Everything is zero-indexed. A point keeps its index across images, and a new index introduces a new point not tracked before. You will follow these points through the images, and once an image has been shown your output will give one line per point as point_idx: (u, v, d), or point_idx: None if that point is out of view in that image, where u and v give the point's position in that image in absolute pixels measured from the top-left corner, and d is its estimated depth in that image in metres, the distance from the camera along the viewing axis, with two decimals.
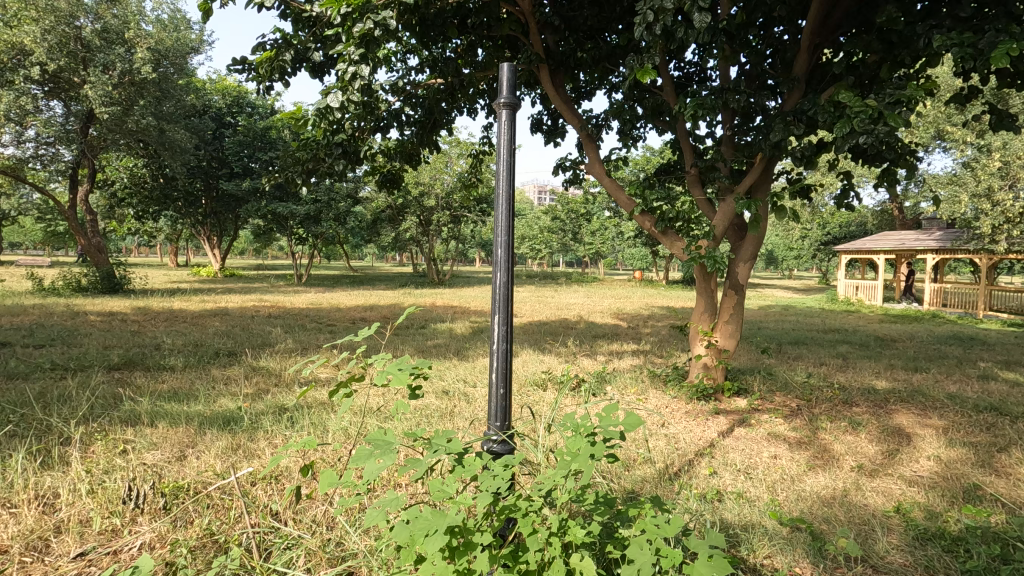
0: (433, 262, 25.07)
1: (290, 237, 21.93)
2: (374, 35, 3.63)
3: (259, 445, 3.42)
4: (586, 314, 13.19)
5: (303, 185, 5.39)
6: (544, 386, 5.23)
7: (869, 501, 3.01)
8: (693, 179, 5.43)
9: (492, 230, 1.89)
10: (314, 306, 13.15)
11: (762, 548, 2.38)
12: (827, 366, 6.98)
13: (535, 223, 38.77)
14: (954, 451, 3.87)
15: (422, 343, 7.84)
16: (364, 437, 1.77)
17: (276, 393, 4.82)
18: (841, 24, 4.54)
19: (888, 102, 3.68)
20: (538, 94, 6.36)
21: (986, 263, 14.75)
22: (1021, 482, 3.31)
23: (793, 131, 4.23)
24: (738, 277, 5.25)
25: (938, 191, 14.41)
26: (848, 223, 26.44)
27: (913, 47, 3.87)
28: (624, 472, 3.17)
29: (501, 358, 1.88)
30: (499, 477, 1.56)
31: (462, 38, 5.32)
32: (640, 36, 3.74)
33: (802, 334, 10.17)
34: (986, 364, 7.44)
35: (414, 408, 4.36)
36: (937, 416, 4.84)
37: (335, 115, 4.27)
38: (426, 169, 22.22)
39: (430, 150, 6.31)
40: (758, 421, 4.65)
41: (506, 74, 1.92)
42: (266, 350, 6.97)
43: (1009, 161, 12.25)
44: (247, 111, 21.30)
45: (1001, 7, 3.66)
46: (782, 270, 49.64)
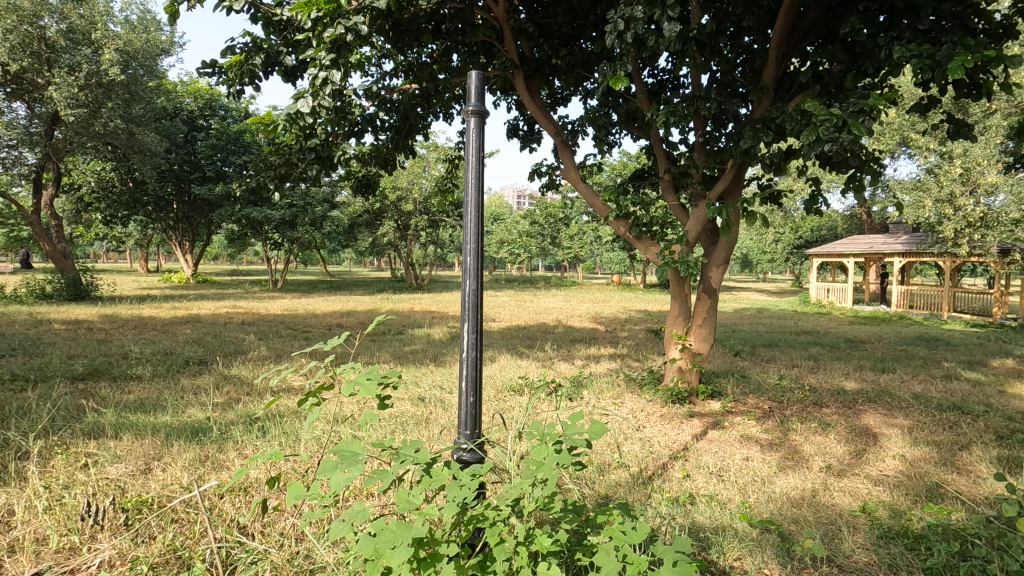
0: (411, 267, 24.96)
1: (265, 242, 21.59)
2: (345, 39, 3.59)
3: (229, 456, 3.36)
4: (564, 318, 13.31)
5: (275, 190, 5.29)
6: (520, 392, 5.23)
7: (837, 501, 3.07)
8: (667, 185, 5.48)
9: (462, 235, 1.88)
10: (290, 312, 12.97)
11: (732, 550, 2.42)
12: (799, 367, 7.12)
13: (513, 228, 38.83)
14: (918, 450, 3.97)
15: (399, 349, 7.78)
16: (331, 448, 1.74)
17: (247, 401, 4.73)
18: (808, 34, 4.66)
19: (852, 111, 3.78)
20: (514, 100, 6.40)
21: (949, 266, 15.22)
22: (980, 479, 3.42)
23: (762, 138, 4.30)
24: (711, 281, 5.31)
25: (904, 196, 14.85)
26: (819, 228, 27.10)
27: (876, 58, 3.98)
28: (598, 477, 3.21)
29: (471, 366, 1.87)
30: (466, 487, 1.55)
31: (437, 44, 5.31)
32: (611, 44, 3.78)
33: (775, 336, 10.36)
34: (950, 365, 7.67)
35: (389, 416, 4.33)
36: (902, 416, 4.97)
37: (306, 120, 4.22)
38: (403, 174, 22.03)
39: (405, 154, 6.27)
40: (731, 423, 4.72)
41: (474, 81, 1.91)
42: (238, 357, 6.84)
43: (970, 168, 12.79)
44: (220, 113, 20.97)
45: (957, 20, 3.80)
46: (757, 274, 50.73)
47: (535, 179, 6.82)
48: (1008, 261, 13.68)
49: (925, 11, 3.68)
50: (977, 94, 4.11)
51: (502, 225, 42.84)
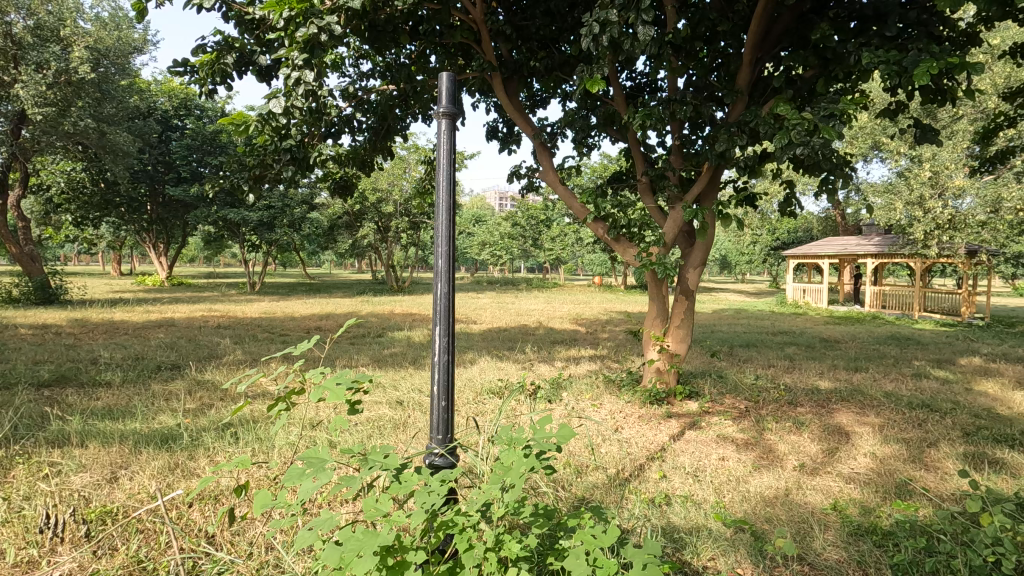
0: (392, 269, 24.80)
1: (242, 244, 21.24)
2: (319, 39, 3.54)
3: (199, 463, 3.28)
4: (545, 320, 13.27)
5: (250, 191, 5.20)
6: (499, 394, 5.23)
7: (809, 500, 3.11)
8: (645, 187, 5.51)
9: (435, 236, 1.87)
10: (267, 315, 12.77)
11: (706, 550, 2.44)
12: (775, 367, 7.21)
13: (495, 230, 38.71)
14: (888, 448, 4.06)
15: (378, 352, 7.71)
16: (298, 455, 1.70)
17: (219, 407, 4.64)
18: (780, 40, 4.73)
19: (823, 115, 3.85)
20: (492, 102, 6.40)
21: (920, 266, 15.59)
22: (947, 476, 3.50)
23: (737, 142, 4.36)
24: (688, 282, 5.36)
25: (875, 198, 15.17)
26: (794, 230, 27.56)
27: (846, 63, 4.06)
28: (575, 480, 3.22)
29: (443, 370, 1.85)
30: (435, 493, 1.53)
31: (415, 45, 5.28)
32: (587, 47, 3.79)
33: (753, 337, 10.50)
34: (920, 363, 7.84)
35: (366, 420, 4.27)
36: (874, 414, 5.06)
37: (280, 120, 4.15)
38: (383, 175, 21.81)
39: (383, 156, 6.21)
40: (708, 423, 4.77)
41: (445, 83, 1.90)
42: (212, 362, 6.71)
43: (938, 171, 13.11)
44: (195, 113, 20.59)
45: (922, 27, 3.90)
46: (735, 275, 51.42)
47: (514, 181, 6.80)
48: (975, 262, 14.08)
49: (891, 19, 3.76)
50: (942, 100, 4.22)
51: (483, 227, 42.79)
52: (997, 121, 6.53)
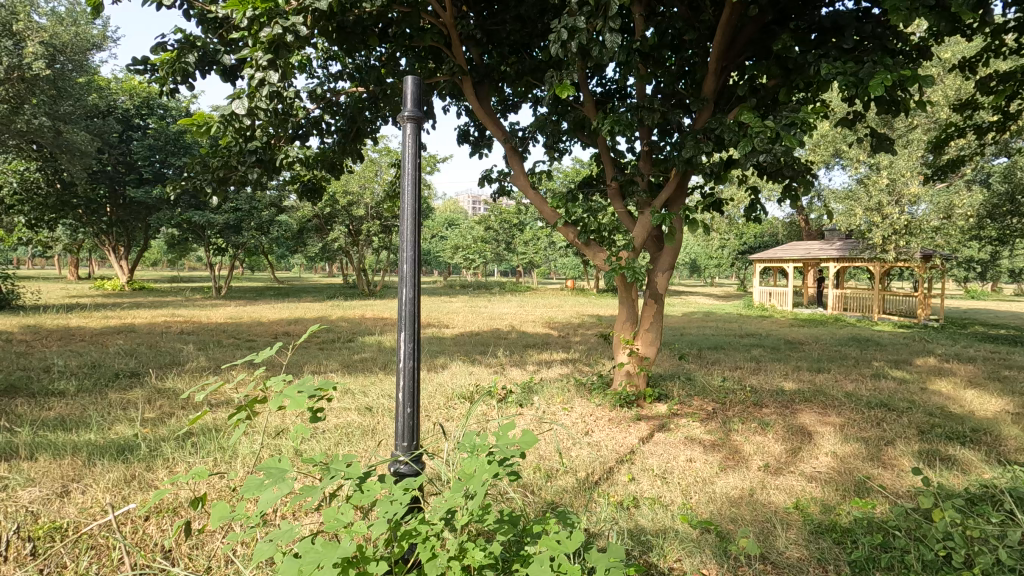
0: (363, 273, 24.48)
1: (208, 247, 20.69)
2: (285, 40, 3.48)
3: (157, 474, 3.17)
4: (518, 323, 13.30)
5: (213, 194, 5.07)
6: (470, 399, 5.20)
7: (773, 500, 3.17)
8: (614, 192, 5.58)
9: (399, 240, 1.84)
10: (234, 321, 12.45)
11: (672, 552, 2.47)
12: (742, 369, 7.37)
13: (467, 234, 38.63)
14: (848, 446, 4.19)
15: (348, 357, 7.60)
16: (258, 465, 1.64)
17: (179, 416, 4.49)
18: (744, 50, 4.85)
19: (784, 124, 3.96)
20: (463, 106, 6.39)
21: (879, 270, 16.16)
22: (903, 473, 3.63)
23: (702, 149, 4.45)
24: (656, 286, 5.43)
25: (837, 204, 15.66)
26: (761, 235, 28.28)
27: (806, 73, 4.18)
28: (545, 484, 3.23)
29: (408, 377, 1.83)
30: (397, 502, 1.51)
31: (385, 48, 5.23)
32: (556, 53, 3.81)
33: (721, 339, 10.71)
34: (879, 364, 8.14)
35: (334, 427, 4.21)
36: (835, 414, 5.21)
37: (243, 121, 4.06)
38: (354, 178, 21.54)
39: (352, 159, 6.14)
40: (677, 425, 4.83)
41: (411, 87, 1.89)
42: (174, 369, 6.50)
43: (895, 178, 13.65)
44: (159, 112, 19.94)
45: (877, 40, 4.05)
46: (704, 279, 52.46)
47: (485, 185, 6.79)
48: (929, 266, 14.65)
49: (848, 32, 3.90)
50: (896, 110, 4.39)
51: (456, 230, 42.62)
52: (949, 131, 6.81)
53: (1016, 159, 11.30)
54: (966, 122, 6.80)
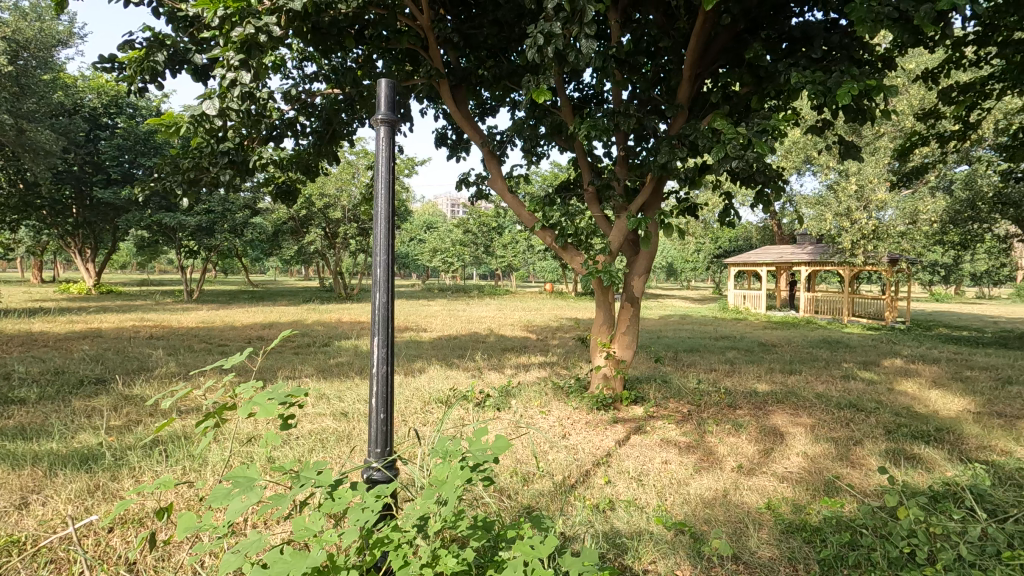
0: (340, 276, 24.20)
1: (179, 249, 20.22)
2: (257, 40, 3.42)
3: (123, 484, 3.08)
4: (496, 327, 13.28)
5: (184, 196, 4.96)
6: (447, 403, 5.17)
7: (746, 500, 3.22)
8: (591, 197, 5.62)
9: (372, 244, 1.82)
10: (207, 325, 12.17)
11: (647, 554, 2.49)
12: (716, 371, 7.48)
13: (446, 237, 38.47)
14: (818, 446, 4.28)
15: (323, 362, 7.49)
16: (226, 474, 1.60)
17: (147, 424, 4.37)
18: (718, 58, 4.93)
19: (756, 131, 4.04)
20: (441, 109, 6.38)
21: (849, 274, 16.57)
22: (870, 472, 3.72)
23: (677, 154, 4.51)
24: (633, 289, 5.48)
25: (807, 209, 16.03)
26: (735, 239, 28.76)
27: (776, 82, 4.28)
28: (522, 488, 3.23)
29: (382, 382, 1.81)
30: (369, 510, 1.49)
31: (361, 50, 5.19)
32: (533, 58, 3.83)
33: (696, 342, 10.86)
34: (848, 365, 8.34)
35: (308, 433, 4.15)
36: (807, 415, 5.32)
37: (214, 122, 3.98)
38: (331, 180, 21.30)
39: (328, 161, 6.07)
40: (653, 427, 4.88)
41: (384, 90, 1.87)
42: (142, 375, 6.33)
43: (863, 185, 14.04)
44: (128, 112, 19.42)
45: (844, 51, 4.16)
46: (681, 282, 53.13)
47: (463, 189, 6.78)
48: (896, 270, 15.09)
49: (817, 42, 4.00)
50: (863, 119, 4.51)
51: (435, 233, 42.44)
52: (913, 139, 7.02)
53: (977, 166, 11.74)
54: (928, 131, 7.03)
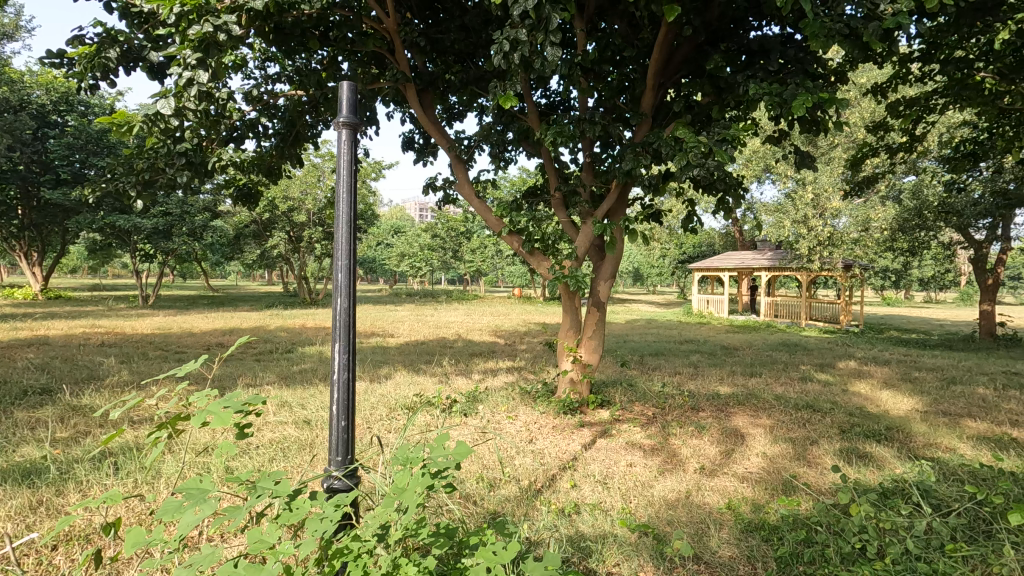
0: (304, 280, 23.72)
1: (134, 253, 19.44)
2: (216, 39, 3.34)
3: (68, 499, 2.93)
4: (464, 332, 13.23)
5: (138, 197, 4.79)
6: (413, 409, 5.11)
7: (707, 501, 3.29)
8: (558, 202, 5.66)
9: (333, 247, 1.79)
10: (162, 331, 11.72)
11: (610, 557, 2.52)
12: (680, 374, 7.63)
13: (413, 242, 38.13)
14: (777, 447, 4.40)
15: (286, 369, 7.31)
16: (177, 487, 1.54)
17: (95, 435, 4.17)
18: (680, 68, 5.05)
19: (716, 140, 4.15)
20: (407, 113, 6.34)
21: (806, 279, 17.15)
22: (825, 471, 3.84)
23: (641, 161, 4.59)
24: (599, 294, 5.54)
25: (767, 217, 16.52)
26: (699, 245, 29.45)
27: (735, 92, 4.41)
28: (488, 494, 3.22)
29: (343, 388, 1.77)
30: (328, 519, 1.46)
31: (325, 51, 5.11)
32: (499, 63, 3.84)
33: (661, 346, 11.04)
34: (805, 367, 8.62)
35: (268, 442, 4.03)
36: (766, 415, 5.47)
37: (170, 122, 3.85)
38: (295, 183, 20.87)
39: (292, 164, 5.94)
40: (618, 431, 4.94)
41: (346, 93, 1.84)
42: (91, 384, 6.05)
43: (819, 193, 14.56)
44: (79, 109, 18.60)
45: (799, 64, 4.32)
46: (647, 287, 53.97)
47: (430, 193, 6.74)
48: (850, 275, 15.70)
49: (773, 54, 4.14)
50: (817, 129, 4.68)
51: (402, 238, 42.07)
52: (864, 149, 7.32)
53: (922, 177, 12.36)
54: (877, 143, 7.36)
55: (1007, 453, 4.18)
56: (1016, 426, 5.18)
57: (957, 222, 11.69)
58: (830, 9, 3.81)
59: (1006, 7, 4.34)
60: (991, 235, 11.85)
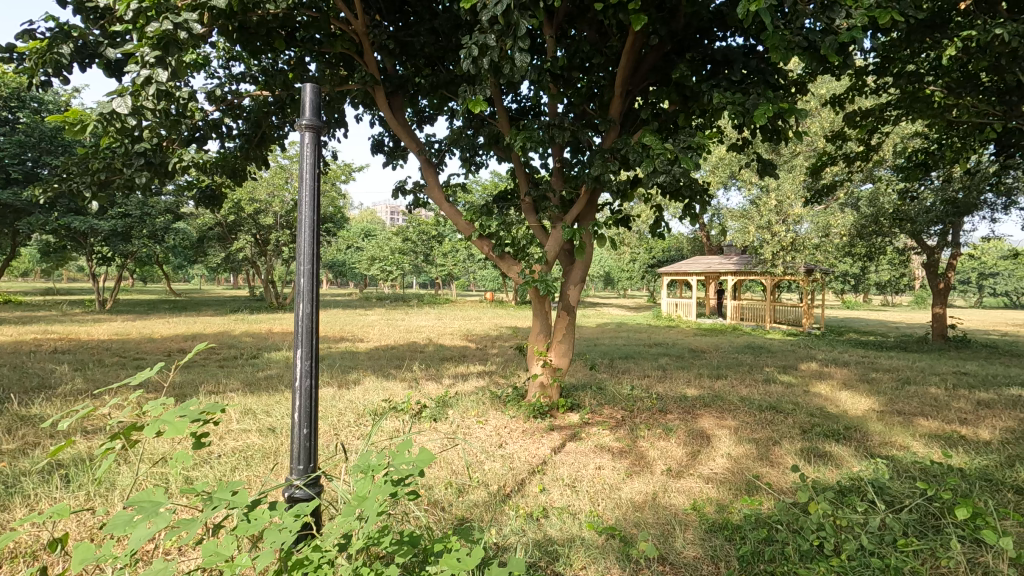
0: (271, 284, 23.19)
1: (90, 256, 18.68)
2: (176, 37, 3.26)
3: (13, 515, 2.80)
4: (435, 336, 13.13)
5: (93, 199, 4.62)
6: (382, 415, 5.05)
7: (674, 502, 3.34)
8: (528, 207, 5.68)
9: (296, 250, 1.75)
10: (120, 337, 11.28)
11: (578, 561, 2.53)
12: (649, 377, 7.73)
13: (383, 245, 37.75)
14: (741, 448, 4.50)
15: (250, 375, 7.14)
16: (129, 500, 1.48)
17: (44, 447, 3.99)
18: (647, 76, 5.14)
19: (682, 147, 4.23)
20: (376, 115, 6.29)
21: (770, 283, 17.61)
22: (786, 470, 3.95)
23: (610, 167, 4.65)
24: (569, 298, 5.57)
25: (733, 222, 16.91)
26: (668, 249, 30.01)
27: (700, 101, 4.51)
28: (456, 500, 3.20)
29: (305, 396, 1.74)
30: (287, 530, 1.44)
31: (292, 51, 5.02)
32: (468, 68, 3.84)
33: (631, 349, 11.18)
34: (769, 369, 8.85)
35: (230, 451, 3.93)
36: (731, 417, 5.59)
37: (127, 121, 3.73)
38: (262, 185, 20.42)
39: (257, 165, 5.82)
40: (588, 434, 4.97)
41: (308, 95, 1.82)
42: (43, 393, 5.79)
43: (782, 200, 14.99)
44: (31, 106, 17.79)
45: (761, 75, 4.45)
46: (618, 290, 54.62)
47: (400, 196, 6.69)
48: (811, 279, 16.19)
49: (736, 65, 4.26)
50: (777, 138, 4.83)
51: (373, 241, 41.60)
52: (824, 158, 7.57)
53: (878, 185, 12.84)
54: (836, 152, 7.60)
55: (956, 450, 4.38)
56: (964, 424, 5.43)
57: (910, 228, 12.19)
58: (789, 23, 3.94)
59: (953, 25, 4.57)
60: (942, 241, 12.39)
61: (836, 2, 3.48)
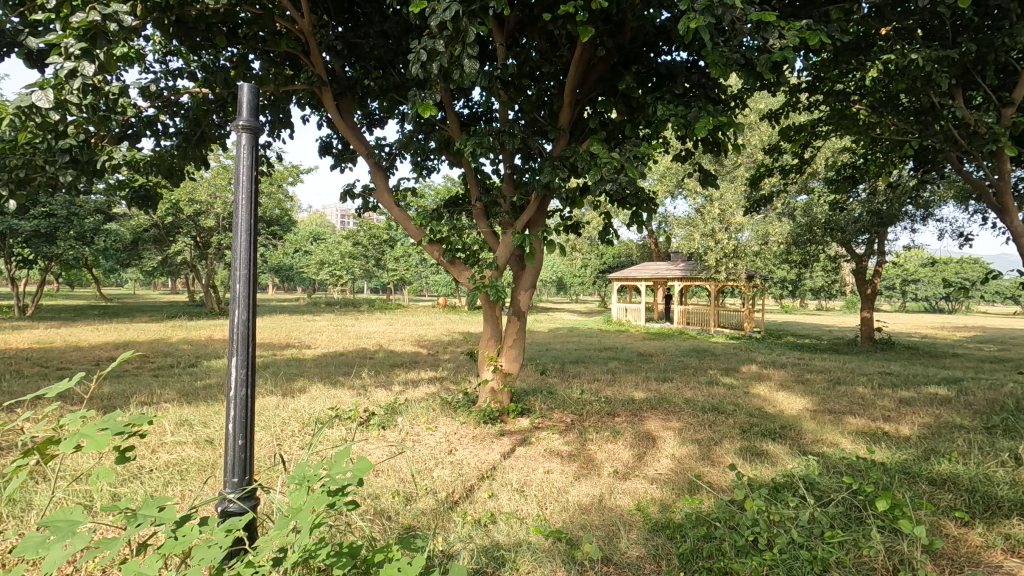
0: (212, 288, 22.16)
1: (9, 258, 17.33)
2: (104, 28, 3.10)
3: None
4: (386, 342, 12.92)
5: (10, 197, 4.30)
6: (328, 424, 4.93)
7: (619, 503, 3.42)
8: (479, 212, 5.67)
9: (231, 256, 1.69)
10: (41, 345, 10.50)
11: (524, 564, 2.55)
12: (598, 381, 7.87)
13: (333, 249, 36.84)
14: (684, 448, 4.64)
15: (187, 384, 6.80)
16: (43, 519, 1.38)
17: None
18: (596, 86, 5.27)
19: (628, 157, 4.35)
20: (324, 117, 6.15)
21: (714, 289, 18.26)
22: (725, 469, 4.11)
23: (559, 174, 4.71)
24: (520, 304, 5.59)
25: (680, 229, 17.48)
26: (619, 255, 30.63)
27: (645, 112, 4.66)
28: (403, 508, 3.15)
29: (240, 406, 1.68)
30: (216, 545, 1.38)
31: (235, 48, 4.87)
32: (416, 71, 3.82)
33: (582, 353, 11.32)
34: (713, 372, 9.19)
35: (163, 464, 3.74)
36: (675, 418, 5.76)
37: (50, 114, 3.51)
38: (202, 185, 19.55)
39: (197, 165, 5.58)
40: (537, 438, 5.01)
41: (245, 95, 1.76)
42: None
43: (724, 209, 15.60)
44: None
45: (702, 89, 4.65)
46: (570, 295, 55.33)
47: (348, 200, 6.54)
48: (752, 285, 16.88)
49: (678, 78, 4.42)
50: (717, 149, 5.04)
51: (321, 245, 40.46)
52: (762, 169, 7.95)
53: (812, 196, 13.56)
54: (773, 164, 7.97)
55: (879, 446, 4.68)
56: (887, 421, 5.79)
57: (841, 237, 12.94)
58: (728, 40, 4.13)
59: (874, 48, 4.92)
60: (869, 249, 13.21)
61: (769, 22, 3.66)
